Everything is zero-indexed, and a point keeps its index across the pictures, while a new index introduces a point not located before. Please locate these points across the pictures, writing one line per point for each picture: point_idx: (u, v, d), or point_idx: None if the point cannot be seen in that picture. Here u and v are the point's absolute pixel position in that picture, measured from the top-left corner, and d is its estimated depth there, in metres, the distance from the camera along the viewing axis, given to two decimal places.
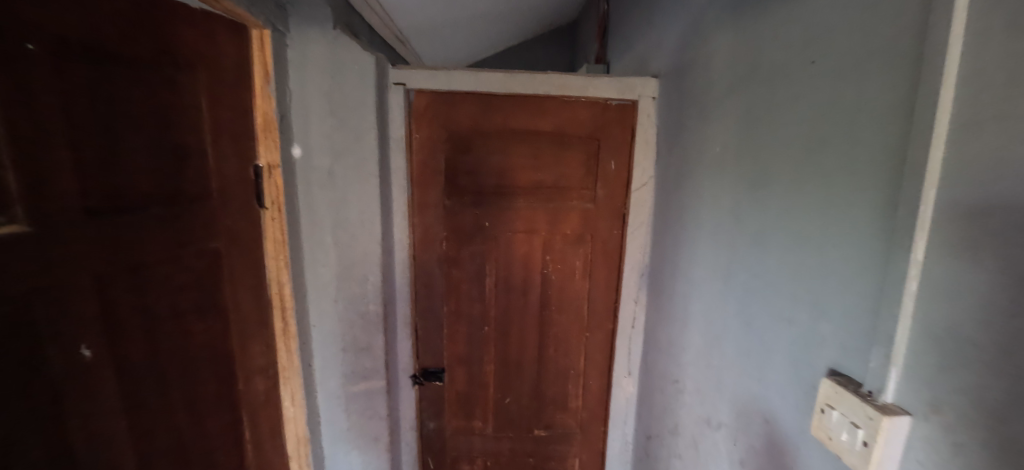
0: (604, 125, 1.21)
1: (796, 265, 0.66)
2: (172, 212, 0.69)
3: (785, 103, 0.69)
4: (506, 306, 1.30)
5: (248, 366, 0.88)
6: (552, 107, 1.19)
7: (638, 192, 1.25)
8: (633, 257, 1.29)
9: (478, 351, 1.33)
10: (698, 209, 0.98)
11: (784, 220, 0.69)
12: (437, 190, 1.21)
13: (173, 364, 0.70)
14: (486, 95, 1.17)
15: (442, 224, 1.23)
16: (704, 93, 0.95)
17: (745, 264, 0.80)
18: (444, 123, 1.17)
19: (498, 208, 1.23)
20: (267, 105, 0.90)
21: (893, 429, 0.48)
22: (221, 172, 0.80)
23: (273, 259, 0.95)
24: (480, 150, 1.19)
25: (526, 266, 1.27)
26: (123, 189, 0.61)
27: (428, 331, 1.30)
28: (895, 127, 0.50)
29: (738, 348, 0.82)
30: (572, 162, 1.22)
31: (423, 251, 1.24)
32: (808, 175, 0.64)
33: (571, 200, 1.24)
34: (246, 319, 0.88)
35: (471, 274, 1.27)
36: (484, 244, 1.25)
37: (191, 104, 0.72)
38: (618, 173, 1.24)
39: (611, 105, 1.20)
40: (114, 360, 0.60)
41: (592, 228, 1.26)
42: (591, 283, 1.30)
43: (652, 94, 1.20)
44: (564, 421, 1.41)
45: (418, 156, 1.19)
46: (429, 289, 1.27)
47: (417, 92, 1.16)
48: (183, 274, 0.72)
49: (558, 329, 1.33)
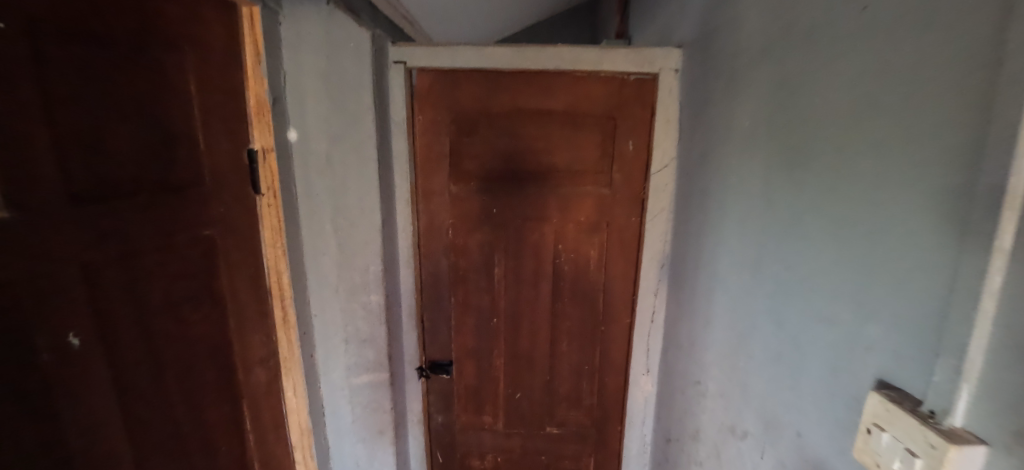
0: (621, 103, 1.11)
1: (838, 253, 0.56)
2: (162, 198, 0.66)
3: (831, 63, 0.58)
4: (515, 298, 1.22)
5: (248, 357, 0.86)
6: (563, 84, 1.10)
7: (659, 175, 1.14)
8: (653, 247, 1.18)
9: (486, 344, 1.26)
10: (724, 193, 0.88)
11: (824, 204, 0.59)
12: (442, 176, 1.14)
13: (168, 352, 0.68)
14: (492, 72, 1.09)
15: (447, 211, 1.17)
16: (734, 60, 0.84)
17: (779, 256, 0.69)
18: (448, 104, 1.11)
19: (507, 195, 1.15)
20: (260, 87, 0.86)
21: (961, 461, 0.38)
22: (214, 158, 0.76)
23: (271, 247, 0.91)
24: (486, 133, 1.12)
25: (537, 256, 1.19)
26: (109, 173, 0.58)
27: (435, 322, 1.25)
28: (974, 75, 0.39)
29: (767, 350, 0.72)
30: (586, 143, 1.12)
31: (428, 240, 1.19)
32: (855, 146, 0.53)
33: (585, 184, 1.15)
34: (244, 309, 0.85)
35: (479, 264, 1.20)
36: (492, 232, 1.18)
37: (178, 84, 0.68)
38: (636, 154, 1.13)
39: (628, 80, 1.09)
40: (105, 348, 0.58)
41: (609, 214, 1.16)
42: (607, 275, 1.21)
43: (674, 66, 1.09)
44: (578, 419, 1.34)
45: (420, 140, 1.13)
46: (435, 279, 1.21)
47: (420, 71, 1.09)
48: (176, 262, 0.69)
49: (572, 322, 1.24)
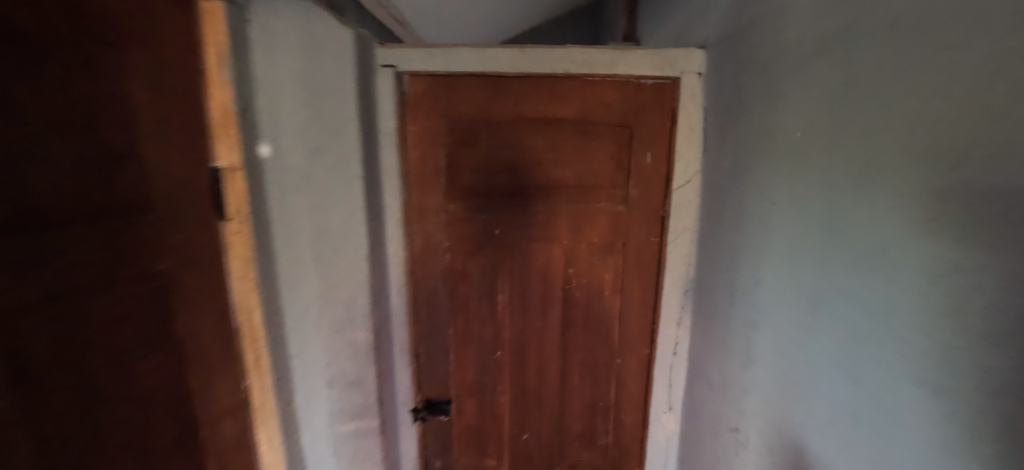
0: (637, 110, 0.99)
1: (914, 299, 0.44)
2: (99, 210, 0.46)
3: (897, 65, 0.47)
4: (521, 328, 1.10)
5: (213, 412, 0.64)
6: (573, 89, 0.98)
7: (681, 191, 1.02)
8: (676, 271, 1.06)
9: (490, 379, 1.13)
10: (765, 215, 0.76)
11: (896, 239, 0.47)
12: (438, 193, 1.02)
13: (117, 428, 0.48)
14: (493, 76, 0.97)
15: (445, 232, 1.04)
16: (775, 60, 0.72)
17: (837, 296, 0.58)
18: (444, 112, 0.99)
19: (511, 214, 1.03)
20: (225, 95, 0.66)
21: None
22: (169, 159, 0.56)
23: (241, 280, 0.70)
24: (487, 144, 1.00)
25: (546, 281, 1.07)
26: (27, 175, 0.38)
27: (432, 356, 1.12)
28: None
29: (828, 409, 0.60)
30: (599, 155, 1.01)
31: (423, 265, 1.06)
32: (937, 168, 0.42)
33: (599, 200, 1.03)
34: (212, 358, 0.64)
35: (480, 290, 1.07)
36: (495, 255, 1.05)
37: (121, 52, 0.48)
38: (655, 167, 1.01)
39: (646, 84, 0.98)
40: (29, 437, 0.38)
41: (625, 233, 1.04)
42: (623, 300, 1.08)
43: (697, 69, 0.97)
44: (592, 460, 1.21)
45: (413, 153, 1.00)
46: (432, 308, 1.08)
47: (412, 76, 0.97)
48: (122, 300, 0.49)
49: (585, 353, 1.12)
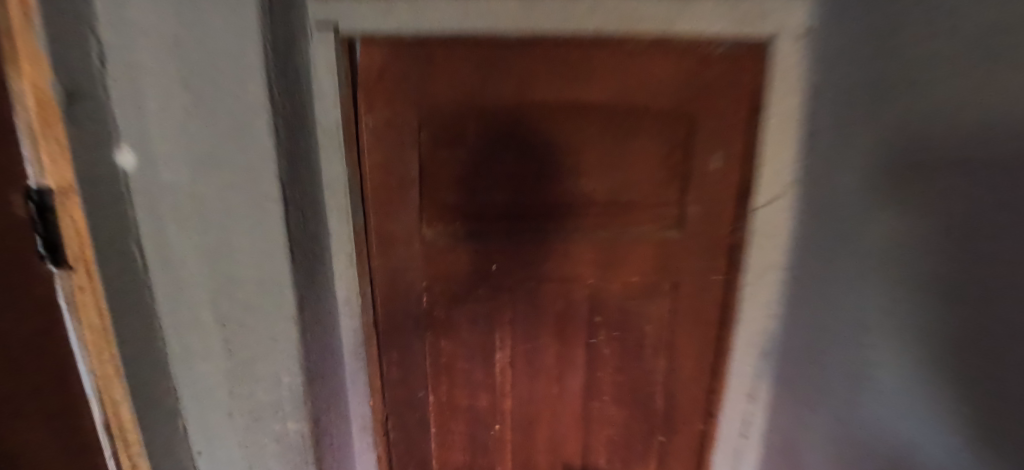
0: (703, 93, 0.68)
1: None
2: None
3: None
4: (527, 395, 0.82)
5: None
6: (608, 60, 0.66)
7: (765, 212, 0.73)
8: (754, 324, 0.79)
9: (488, 458, 0.86)
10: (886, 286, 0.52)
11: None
12: (410, 215, 0.71)
13: None
14: (489, 41, 0.65)
15: (422, 269, 0.74)
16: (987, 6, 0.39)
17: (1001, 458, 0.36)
18: (416, 97, 0.66)
19: (516, 243, 0.73)
20: None
21: None
22: None
23: None
24: (479, 144, 0.69)
25: (563, 335, 0.79)
26: None
27: (408, 431, 0.83)
28: None
29: None
30: (643, 161, 0.71)
31: (390, 315, 0.76)
32: None
33: (643, 226, 0.74)
34: None
35: (472, 349, 0.79)
36: (491, 300, 0.76)
37: None
38: (725, 178, 0.72)
39: (718, 53, 0.66)
40: None
41: (675, 271, 0.76)
42: (671, 359, 0.81)
43: (798, 28, 0.64)
44: None
45: (371, 157, 0.68)
46: (404, 373, 0.79)
47: (363, 39, 0.64)
48: None
49: (614, 427, 0.85)
